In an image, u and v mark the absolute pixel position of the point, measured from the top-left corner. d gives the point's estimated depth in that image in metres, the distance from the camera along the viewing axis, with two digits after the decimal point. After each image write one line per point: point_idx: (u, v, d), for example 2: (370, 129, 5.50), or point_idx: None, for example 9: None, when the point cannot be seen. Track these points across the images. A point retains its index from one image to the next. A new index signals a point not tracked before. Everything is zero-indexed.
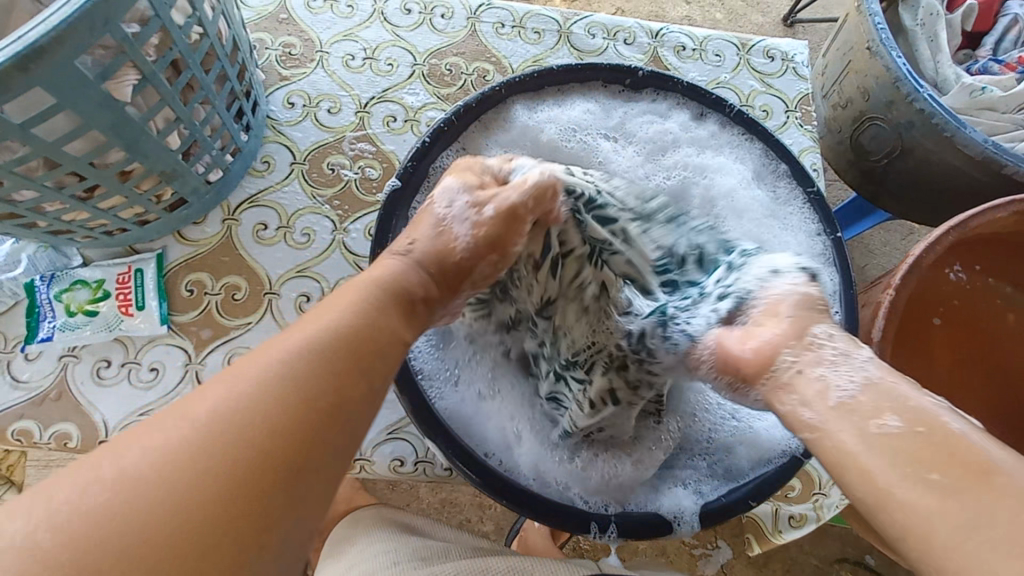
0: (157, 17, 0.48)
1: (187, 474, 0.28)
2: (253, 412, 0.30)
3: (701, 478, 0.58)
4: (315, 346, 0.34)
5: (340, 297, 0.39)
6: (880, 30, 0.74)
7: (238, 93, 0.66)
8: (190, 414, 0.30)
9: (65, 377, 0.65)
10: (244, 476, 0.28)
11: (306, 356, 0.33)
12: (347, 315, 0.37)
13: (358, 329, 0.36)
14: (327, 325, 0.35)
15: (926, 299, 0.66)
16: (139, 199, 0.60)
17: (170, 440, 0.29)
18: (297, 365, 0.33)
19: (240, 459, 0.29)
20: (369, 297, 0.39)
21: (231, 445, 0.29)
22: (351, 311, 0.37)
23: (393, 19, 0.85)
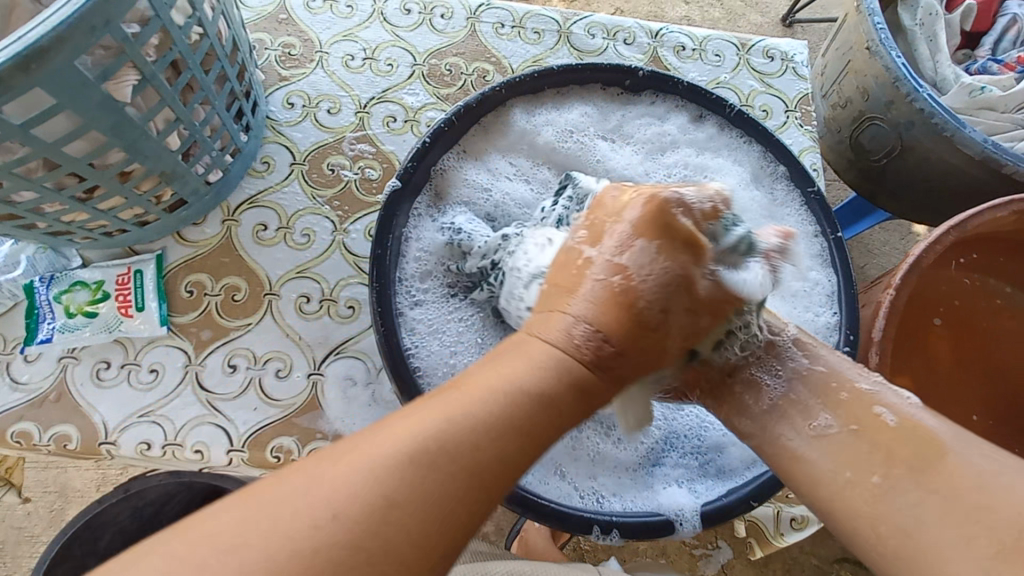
0: (157, 17, 0.48)
1: (364, 562, 0.27)
2: (429, 507, 0.29)
3: (694, 476, 0.59)
4: (463, 452, 0.31)
5: (499, 377, 0.35)
6: (880, 29, 0.74)
7: (238, 94, 0.65)
8: (340, 489, 0.28)
9: (65, 378, 0.64)
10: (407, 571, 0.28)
11: (479, 440, 0.32)
12: (502, 409, 0.33)
13: (533, 411, 0.34)
14: (478, 417, 0.33)
15: (926, 299, 0.66)
16: (139, 199, 0.59)
17: (347, 517, 0.28)
18: (474, 454, 0.31)
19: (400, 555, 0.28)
20: (547, 366, 0.36)
21: (391, 530, 0.28)
22: (523, 389, 0.35)
23: (392, 19, 0.85)
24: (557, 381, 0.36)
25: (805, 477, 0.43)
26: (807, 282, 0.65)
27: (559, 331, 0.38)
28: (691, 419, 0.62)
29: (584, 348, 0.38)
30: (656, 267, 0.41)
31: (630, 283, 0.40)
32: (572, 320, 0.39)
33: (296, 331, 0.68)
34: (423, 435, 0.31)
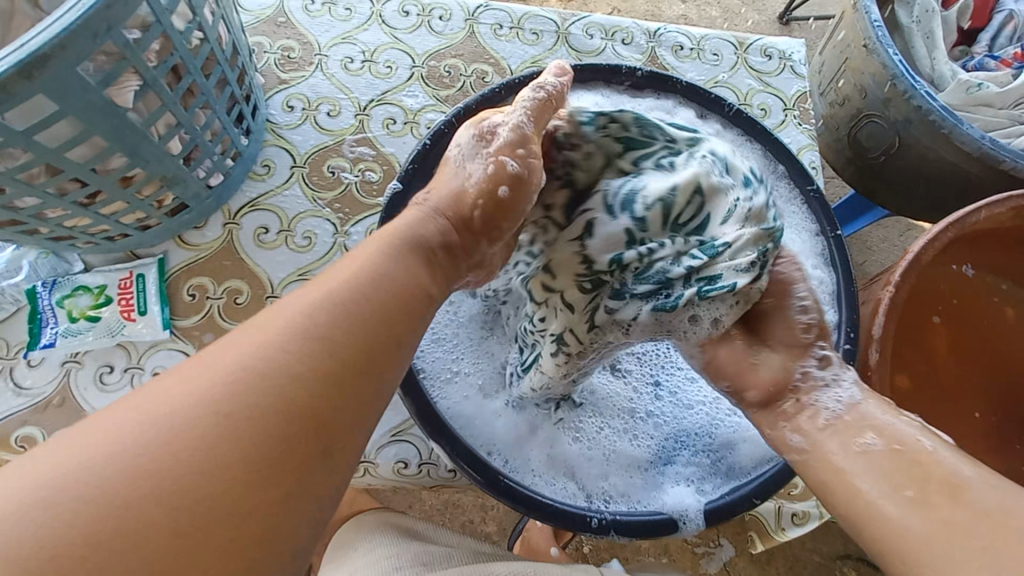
0: (158, 23, 0.48)
1: (233, 436, 0.29)
2: (286, 377, 0.31)
3: (704, 475, 0.58)
4: (314, 327, 0.33)
5: (344, 266, 0.38)
6: (877, 28, 0.75)
7: (238, 97, 0.66)
8: (190, 384, 0.30)
9: (68, 383, 0.65)
10: (280, 437, 0.30)
11: (323, 316, 0.34)
12: (343, 287, 0.36)
13: (371, 288, 0.36)
14: (325, 294, 0.35)
15: (925, 298, 0.66)
16: (140, 204, 0.60)
17: (213, 400, 0.30)
18: (318, 326, 0.33)
19: (269, 426, 0.30)
20: (389, 251, 0.39)
21: (258, 414, 0.30)
22: (363, 269, 0.37)
23: (391, 22, 0.85)
24: (400, 261, 0.39)
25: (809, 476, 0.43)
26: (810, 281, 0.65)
27: (403, 220, 0.42)
28: (702, 417, 0.61)
29: (437, 212, 0.44)
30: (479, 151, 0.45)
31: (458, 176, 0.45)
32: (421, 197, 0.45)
33: None
34: (291, 312, 0.34)
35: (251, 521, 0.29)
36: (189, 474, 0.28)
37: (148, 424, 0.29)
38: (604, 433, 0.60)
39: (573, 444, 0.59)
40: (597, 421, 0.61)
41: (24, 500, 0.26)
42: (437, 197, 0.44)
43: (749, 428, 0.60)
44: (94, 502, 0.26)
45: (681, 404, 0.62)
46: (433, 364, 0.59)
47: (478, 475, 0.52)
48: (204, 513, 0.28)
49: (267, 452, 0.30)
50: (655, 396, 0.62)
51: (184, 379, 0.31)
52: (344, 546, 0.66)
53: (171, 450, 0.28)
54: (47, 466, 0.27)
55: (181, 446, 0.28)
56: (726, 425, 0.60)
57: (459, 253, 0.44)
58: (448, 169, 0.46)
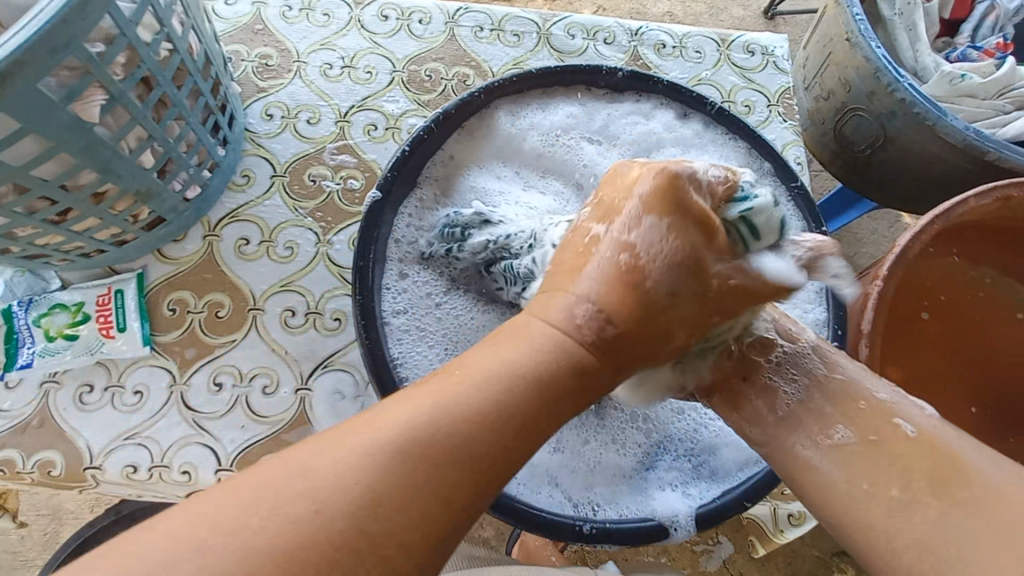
0: (123, 36, 0.47)
1: (365, 552, 0.27)
2: (413, 500, 0.29)
3: (687, 479, 0.57)
4: (454, 437, 0.31)
5: (493, 361, 0.34)
6: (857, 21, 0.75)
7: (213, 108, 0.64)
8: (324, 488, 0.28)
9: (46, 403, 0.63)
10: (420, 550, 0.28)
11: (471, 437, 0.31)
12: (497, 393, 0.33)
13: (514, 422, 0.32)
14: (478, 402, 0.32)
15: (912, 293, 0.66)
16: (114, 219, 0.59)
17: (350, 502, 0.28)
18: (454, 448, 0.30)
19: (406, 537, 0.28)
20: (543, 361, 0.34)
21: (384, 541, 0.28)
22: (517, 392, 0.33)
23: (370, 26, 0.84)
24: (546, 391, 0.34)
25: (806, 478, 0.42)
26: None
27: (559, 313, 0.36)
28: (689, 421, 0.60)
29: (585, 328, 0.36)
30: (661, 237, 0.37)
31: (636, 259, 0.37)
32: (572, 299, 0.37)
33: (282, 346, 0.67)
34: (430, 423, 0.31)
35: None
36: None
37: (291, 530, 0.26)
38: (593, 443, 0.59)
39: (559, 452, 0.58)
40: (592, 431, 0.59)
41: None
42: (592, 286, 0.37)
43: (735, 431, 0.59)
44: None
45: (673, 412, 0.61)
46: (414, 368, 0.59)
47: None
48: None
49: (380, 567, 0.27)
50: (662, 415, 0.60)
51: (330, 469, 0.28)
52: None
53: (300, 555, 0.26)
54: (221, 553, 0.25)
55: (308, 553, 0.26)
56: (711, 430, 0.60)
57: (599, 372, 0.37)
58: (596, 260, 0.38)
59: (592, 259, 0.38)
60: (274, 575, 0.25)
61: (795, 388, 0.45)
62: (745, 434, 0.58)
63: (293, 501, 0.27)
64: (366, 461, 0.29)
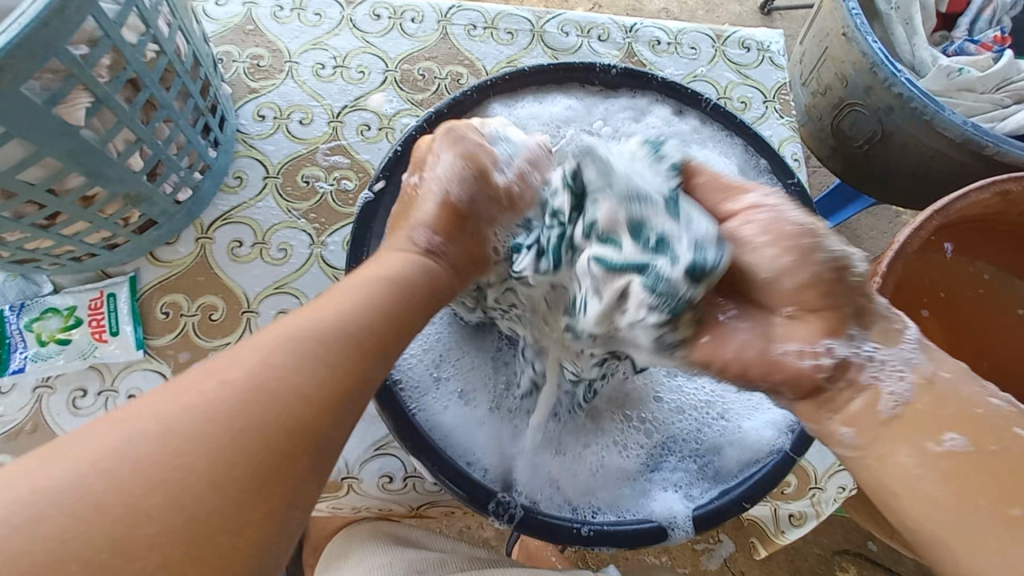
0: (107, 37, 0.47)
1: (237, 438, 0.31)
2: (280, 400, 0.33)
3: (692, 481, 0.57)
4: (318, 336, 0.36)
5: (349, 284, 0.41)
6: (856, 15, 0.74)
7: (203, 109, 0.64)
8: (192, 392, 0.32)
9: (40, 408, 0.63)
10: (292, 434, 0.33)
11: (339, 335, 0.37)
12: (352, 304, 0.39)
13: (376, 317, 0.39)
14: (338, 309, 0.38)
15: (915, 290, 0.65)
16: (105, 223, 0.58)
17: (248, 389, 0.33)
18: (313, 348, 0.35)
19: (269, 426, 0.32)
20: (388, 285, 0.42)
21: (253, 429, 0.32)
22: (374, 293, 0.41)
23: (362, 26, 0.83)
24: (396, 291, 0.42)
25: None
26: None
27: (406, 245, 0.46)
28: (690, 420, 0.60)
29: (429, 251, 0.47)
30: (463, 172, 0.49)
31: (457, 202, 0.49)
32: (414, 228, 0.48)
33: None
34: (287, 332, 0.36)
35: (256, 510, 0.31)
36: (215, 458, 0.30)
37: (159, 432, 0.30)
38: (594, 445, 0.58)
39: (558, 454, 0.58)
40: (581, 421, 0.59)
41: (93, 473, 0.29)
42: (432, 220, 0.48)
43: (737, 430, 0.59)
44: (140, 475, 0.29)
45: (672, 410, 0.60)
46: (412, 375, 0.57)
47: (458, 490, 0.52)
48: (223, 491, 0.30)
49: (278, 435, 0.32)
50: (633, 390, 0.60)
51: (221, 369, 0.34)
52: (336, 558, 0.63)
53: (205, 429, 0.31)
54: (82, 468, 0.29)
55: (212, 426, 0.31)
56: (713, 429, 0.59)
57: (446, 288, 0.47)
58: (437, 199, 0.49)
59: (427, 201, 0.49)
60: (181, 446, 0.30)
61: (898, 385, 0.42)
62: (747, 433, 0.58)
63: (193, 391, 0.32)
64: (256, 356, 0.34)
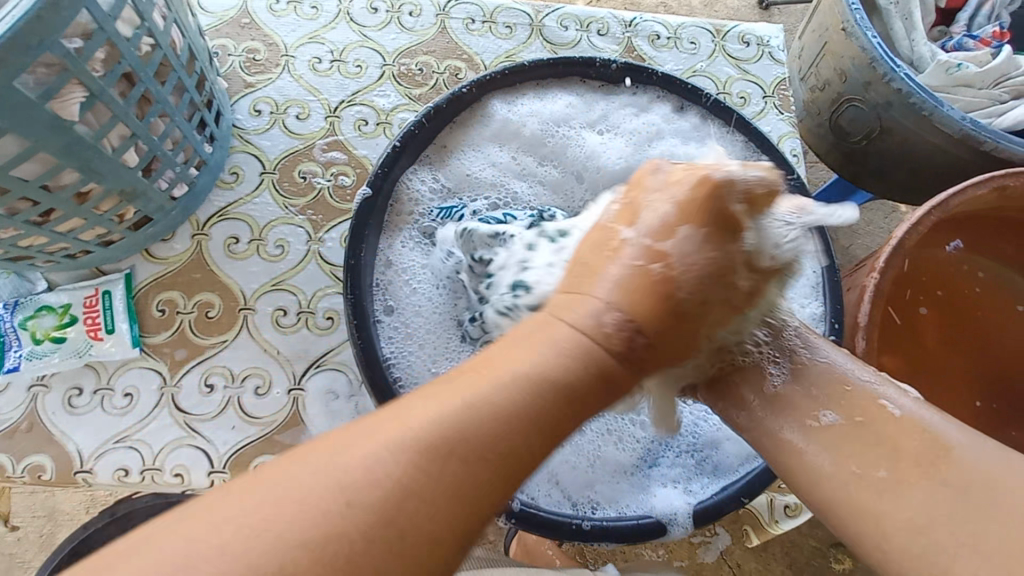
0: (101, 31, 0.46)
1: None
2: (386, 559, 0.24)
3: (689, 476, 0.57)
4: (473, 468, 0.27)
5: (507, 380, 0.30)
6: (855, 10, 0.74)
7: (198, 104, 0.63)
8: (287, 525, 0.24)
9: (35, 407, 0.62)
10: None
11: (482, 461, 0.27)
12: (503, 409, 0.29)
13: (553, 403, 0.30)
14: (484, 424, 0.28)
15: (909, 289, 0.66)
16: (99, 219, 0.57)
17: (402, 501, 0.26)
18: (457, 491, 0.26)
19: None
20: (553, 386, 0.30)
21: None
22: (543, 377, 0.30)
23: (359, 19, 0.82)
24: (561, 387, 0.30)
25: None
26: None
27: (584, 316, 0.33)
28: (689, 417, 0.59)
29: (604, 329, 0.33)
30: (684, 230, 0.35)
31: (668, 267, 0.34)
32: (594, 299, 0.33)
33: (274, 346, 0.67)
34: (429, 467, 0.26)
35: None
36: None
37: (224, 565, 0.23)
38: (594, 440, 0.58)
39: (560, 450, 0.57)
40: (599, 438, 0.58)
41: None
42: (632, 303, 0.33)
43: (735, 425, 0.58)
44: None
45: None
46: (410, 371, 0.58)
47: None
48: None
49: (419, 574, 0.25)
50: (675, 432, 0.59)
51: (384, 449, 0.26)
52: None
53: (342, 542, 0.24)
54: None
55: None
56: (710, 425, 0.59)
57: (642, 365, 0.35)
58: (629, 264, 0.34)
59: (614, 260, 0.35)
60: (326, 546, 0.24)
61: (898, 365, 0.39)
62: (745, 429, 0.58)
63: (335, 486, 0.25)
64: (390, 491, 0.25)
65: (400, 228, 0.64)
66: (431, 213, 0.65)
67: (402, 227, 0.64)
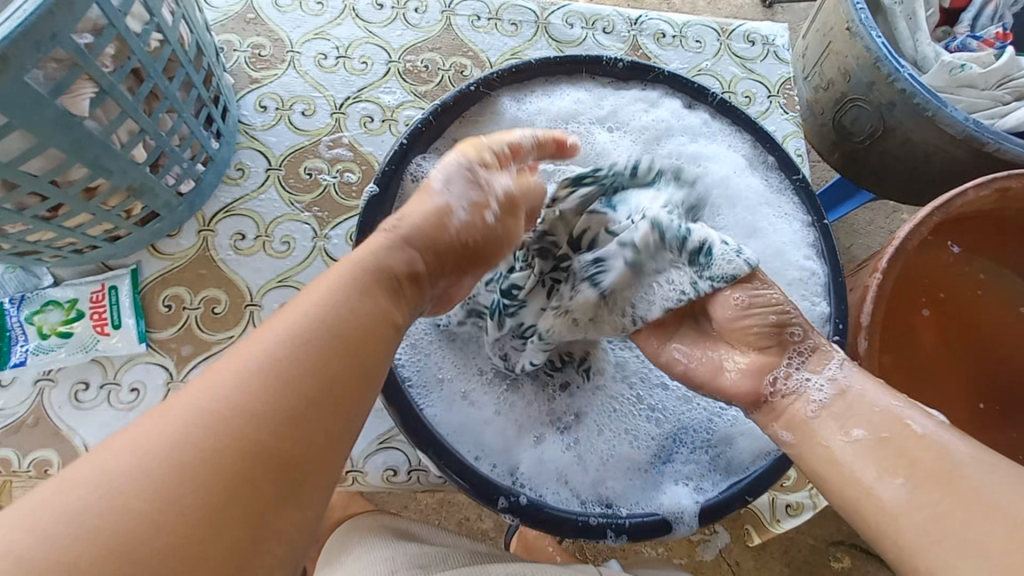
0: (112, 26, 0.46)
1: (224, 450, 0.28)
2: (254, 413, 0.29)
3: (702, 474, 0.57)
4: (308, 334, 0.33)
5: (330, 280, 0.37)
6: (859, 10, 0.74)
7: (205, 100, 0.63)
8: (170, 416, 0.29)
9: (41, 402, 0.62)
10: (284, 441, 0.30)
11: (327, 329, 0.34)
12: (332, 300, 0.35)
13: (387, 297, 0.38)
14: (318, 310, 0.34)
15: (910, 289, 0.67)
16: (106, 215, 0.57)
17: (258, 364, 0.31)
18: (300, 350, 0.32)
19: (261, 434, 0.29)
20: (370, 278, 0.38)
21: (241, 436, 0.29)
22: (363, 282, 0.37)
23: (364, 15, 0.82)
24: (378, 290, 0.38)
25: (812, 471, 0.42)
26: (801, 273, 0.63)
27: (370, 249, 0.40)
28: (701, 411, 0.59)
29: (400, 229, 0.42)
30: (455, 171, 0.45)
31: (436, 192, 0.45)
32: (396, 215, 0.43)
33: None
34: (271, 340, 0.32)
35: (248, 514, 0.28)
36: (244, 431, 0.29)
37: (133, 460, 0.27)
38: (605, 436, 0.58)
39: (571, 448, 0.57)
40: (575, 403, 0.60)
41: (101, 490, 0.26)
42: (413, 227, 0.42)
43: (748, 421, 0.58)
44: (171, 473, 0.27)
45: (680, 400, 0.60)
46: (421, 375, 0.57)
47: (465, 485, 0.51)
48: (255, 485, 0.28)
49: (296, 407, 0.30)
50: (644, 387, 0.60)
51: (243, 358, 0.31)
52: (338, 551, 0.63)
53: (233, 416, 0.29)
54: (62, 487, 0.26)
55: (185, 445, 0.28)
56: (723, 420, 0.59)
57: (424, 280, 0.42)
58: (426, 196, 0.44)
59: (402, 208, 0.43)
60: (219, 426, 0.29)
61: None
62: (758, 425, 0.58)
63: (208, 388, 0.30)
64: (245, 368, 0.31)
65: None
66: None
67: None
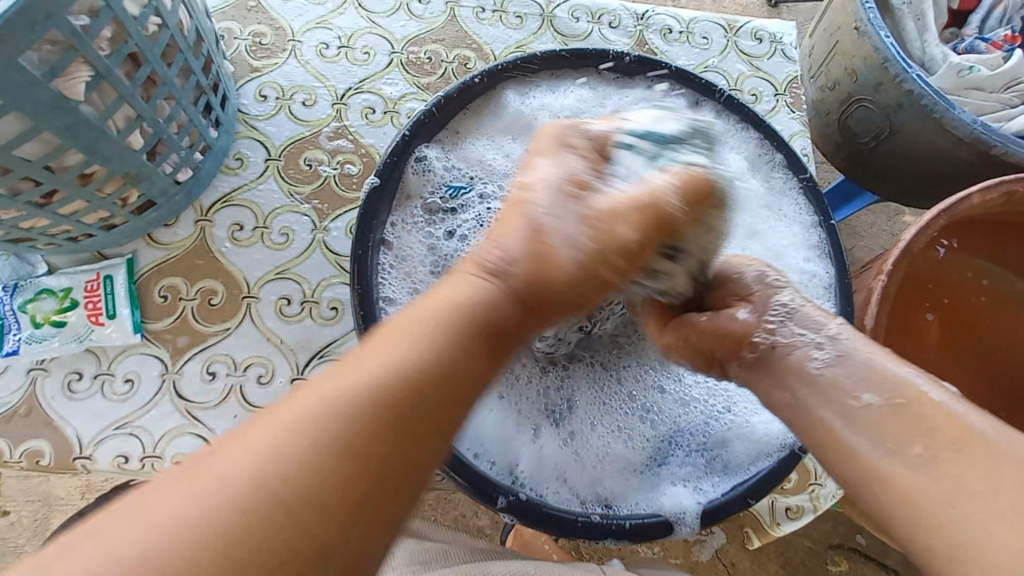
0: (109, 8, 0.45)
1: (261, 519, 0.25)
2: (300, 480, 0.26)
3: (700, 475, 0.56)
4: (375, 391, 0.30)
5: (405, 329, 0.33)
6: (869, 9, 0.73)
7: (204, 87, 0.62)
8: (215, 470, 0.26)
9: (34, 392, 0.61)
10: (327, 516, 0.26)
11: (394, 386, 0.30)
12: (402, 355, 0.32)
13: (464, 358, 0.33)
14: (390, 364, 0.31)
15: (916, 294, 0.66)
16: (102, 203, 0.56)
17: (314, 422, 0.28)
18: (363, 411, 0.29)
19: (305, 505, 0.26)
20: (444, 331, 0.33)
21: (283, 503, 0.26)
22: (440, 335, 0.33)
23: (367, 5, 0.81)
24: (466, 344, 0.34)
25: None
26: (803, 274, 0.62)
27: (469, 290, 0.36)
28: (698, 413, 0.59)
29: (491, 265, 0.37)
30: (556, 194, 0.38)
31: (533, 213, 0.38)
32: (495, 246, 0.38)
33: (278, 335, 0.66)
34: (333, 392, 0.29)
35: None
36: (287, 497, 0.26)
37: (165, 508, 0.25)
38: (604, 435, 0.57)
39: (570, 446, 0.56)
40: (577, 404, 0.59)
41: (150, 542, 0.24)
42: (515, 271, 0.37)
43: (745, 424, 0.58)
44: (213, 533, 0.24)
45: (676, 401, 0.59)
46: None
47: (463, 483, 0.50)
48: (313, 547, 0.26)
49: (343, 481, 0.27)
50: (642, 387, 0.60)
51: (309, 406, 0.28)
52: None
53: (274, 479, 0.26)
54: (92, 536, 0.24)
55: (219, 511, 0.25)
56: (720, 422, 0.58)
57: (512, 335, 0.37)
58: (524, 225, 0.38)
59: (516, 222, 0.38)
60: (264, 480, 0.26)
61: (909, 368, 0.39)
62: (755, 428, 0.57)
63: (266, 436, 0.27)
64: (299, 423, 0.28)
65: (407, 207, 0.62)
66: (438, 191, 0.63)
67: (408, 207, 0.62)
